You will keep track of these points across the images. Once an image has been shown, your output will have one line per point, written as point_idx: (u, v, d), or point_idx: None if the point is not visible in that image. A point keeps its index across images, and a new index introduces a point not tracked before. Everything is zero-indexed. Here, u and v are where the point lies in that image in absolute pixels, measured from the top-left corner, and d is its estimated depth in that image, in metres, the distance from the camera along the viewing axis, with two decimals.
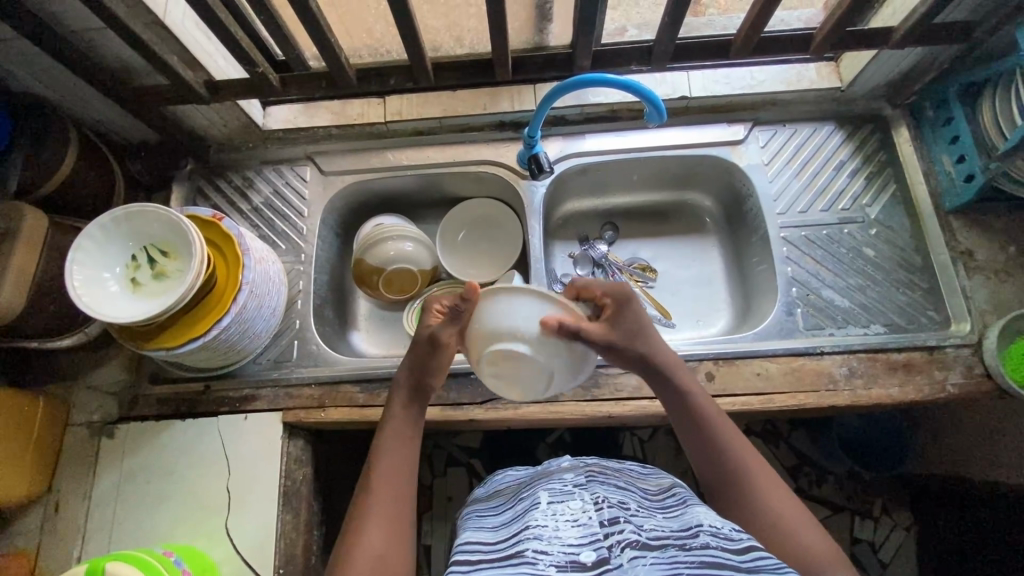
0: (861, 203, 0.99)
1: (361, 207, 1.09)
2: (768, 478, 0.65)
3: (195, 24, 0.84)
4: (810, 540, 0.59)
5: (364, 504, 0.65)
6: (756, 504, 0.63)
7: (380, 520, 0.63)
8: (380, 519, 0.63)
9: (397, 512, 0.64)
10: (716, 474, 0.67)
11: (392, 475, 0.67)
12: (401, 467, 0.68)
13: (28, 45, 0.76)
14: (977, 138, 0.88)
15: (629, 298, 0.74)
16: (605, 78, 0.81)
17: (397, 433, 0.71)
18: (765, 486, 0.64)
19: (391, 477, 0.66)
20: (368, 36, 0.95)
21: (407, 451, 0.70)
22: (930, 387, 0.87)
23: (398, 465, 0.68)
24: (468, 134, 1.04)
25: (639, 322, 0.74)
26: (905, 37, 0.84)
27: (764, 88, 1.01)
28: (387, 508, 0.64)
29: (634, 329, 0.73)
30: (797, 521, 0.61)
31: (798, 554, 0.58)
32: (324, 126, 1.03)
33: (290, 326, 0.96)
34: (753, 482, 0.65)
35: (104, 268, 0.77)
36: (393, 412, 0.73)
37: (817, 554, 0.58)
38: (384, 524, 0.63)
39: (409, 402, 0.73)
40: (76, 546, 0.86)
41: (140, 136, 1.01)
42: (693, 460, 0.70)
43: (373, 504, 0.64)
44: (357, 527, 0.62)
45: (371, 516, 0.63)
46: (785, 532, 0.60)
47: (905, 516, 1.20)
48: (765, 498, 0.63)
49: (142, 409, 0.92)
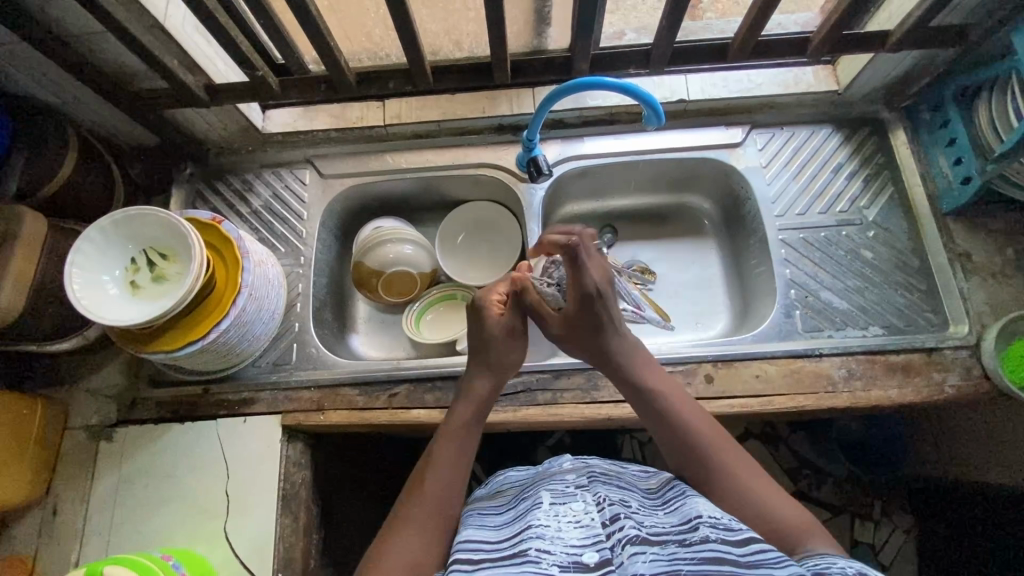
0: (858, 206, 0.99)
1: (361, 210, 1.10)
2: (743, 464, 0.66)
3: (196, 29, 0.85)
4: (790, 514, 0.61)
5: (405, 508, 0.64)
6: (732, 487, 0.64)
7: (419, 527, 0.62)
8: (419, 525, 0.62)
9: (437, 519, 0.63)
10: (687, 460, 0.67)
11: (440, 482, 0.65)
12: (449, 487, 0.66)
13: (28, 48, 0.76)
14: (973, 141, 0.89)
15: (593, 296, 0.74)
16: (604, 82, 0.81)
17: (450, 448, 0.69)
18: (738, 466, 0.65)
19: (438, 483, 0.65)
20: (367, 40, 0.96)
21: (461, 458, 0.68)
22: (929, 389, 0.87)
23: (445, 483, 0.66)
24: (467, 137, 1.04)
25: (599, 320, 0.75)
26: (901, 41, 0.84)
27: (762, 91, 1.02)
28: (427, 515, 0.63)
29: (591, 328, 0.75)
30: (773, 497, 0.63)
31: (781, 530, 0.60)
32: (324, 129, 1.03)
33: (289, 329, 0.96)
34: (725, 463, 0.65)
35: (104, 271, 0.77)
36: (450, 424, 0.72)
37: (796, 526, 0.60)
38: (421, 530, 0.62)
39: (473, 411, 0.73)
40: (74, 550, 0.86)
41: (140, 139, 1.01)
42: (663, 450, 0.70)
43: (415, 509, 0.63)
44: (395, 529, 0.62)
45: (411, 521, 0.62)
46: (764, 510, 0.61)
47: (905, 519, 1.21)
48: (740, 478, 0.64)
49: (141, 412, 0.92)
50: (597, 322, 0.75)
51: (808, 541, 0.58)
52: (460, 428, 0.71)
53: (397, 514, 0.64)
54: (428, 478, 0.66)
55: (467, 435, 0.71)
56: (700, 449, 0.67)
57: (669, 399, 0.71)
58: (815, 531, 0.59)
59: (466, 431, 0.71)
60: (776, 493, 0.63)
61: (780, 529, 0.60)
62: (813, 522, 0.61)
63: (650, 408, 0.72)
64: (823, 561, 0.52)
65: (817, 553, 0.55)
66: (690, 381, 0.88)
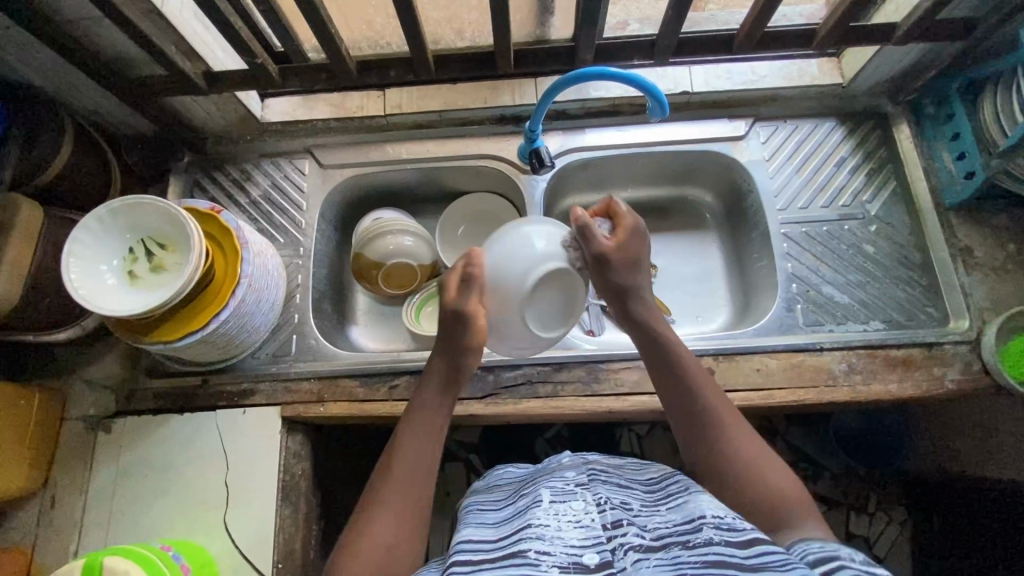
0: (861, 200, 0.99)
1: (360, 201, 1.09)
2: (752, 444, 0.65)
3: (194, 14, 0.83)
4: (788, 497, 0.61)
5: (379, 492, 0.64)
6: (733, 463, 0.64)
7: (392, 512, 0.62)
8: (392, 508, 0.62)
9: (411, 500, 0.64)
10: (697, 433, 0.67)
11: (409, 465, 0.65)
12: (419, 472, 0.65)
13: (22, 33, 0.75)
14: (977, 135, 0.88)
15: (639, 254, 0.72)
16: (610, 71, 0.80)
17: (417, 434, 0.68)
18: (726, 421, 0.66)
19: (405, 466, 0.65)
20: (367, 28, 0.99)
21: (430, 441, 0.68)
22: (928, 383, 0.87)
23: (416, 469, 0.65)
24: (468, 127, 1.03)
25: (638, 258, 0.72)
26: (908, 33, 0.84)
27: (764, 84, 1.00)
28: (401, 502, 0.63)
29: (632, 259, 0.72)
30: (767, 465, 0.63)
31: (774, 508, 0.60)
32: (323, 119, 1.02)
33: (288, 320, 0.95)
34: (721, 418, 0.67)
35: (101, 261, 0.76)
36: (417, 407, 0.70)
37: (792, 502, 0.60)
38: (391, 514, 0.62)
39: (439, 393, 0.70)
40: (73, 539, 0.86)
41: (138, 127, 0.99)
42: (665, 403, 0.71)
43: (386, 494, 0.63)
44: (368, 515, 0.62)
45: (384, 508, 0.62)
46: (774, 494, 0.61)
47: (899, 512, 1.22)
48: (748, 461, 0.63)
49: (139, 403, 0.91)
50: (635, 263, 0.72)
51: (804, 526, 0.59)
52: (421, 413, 0.69)
53: (370, 497, 0.64)
54: (397, 462, 0.66)
55: (438, 413, 0.70)
56: (704, 415, 0.67)
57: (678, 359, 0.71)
58: (807, 510, 0.60)
59: (428, 410, 0.70)
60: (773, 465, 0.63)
61: (778, 508, 0.60)
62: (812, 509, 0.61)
63: (657, 363, 0.72)
64: (828, 546, 0.53)
65: (805, 539, 0.56)
66: None
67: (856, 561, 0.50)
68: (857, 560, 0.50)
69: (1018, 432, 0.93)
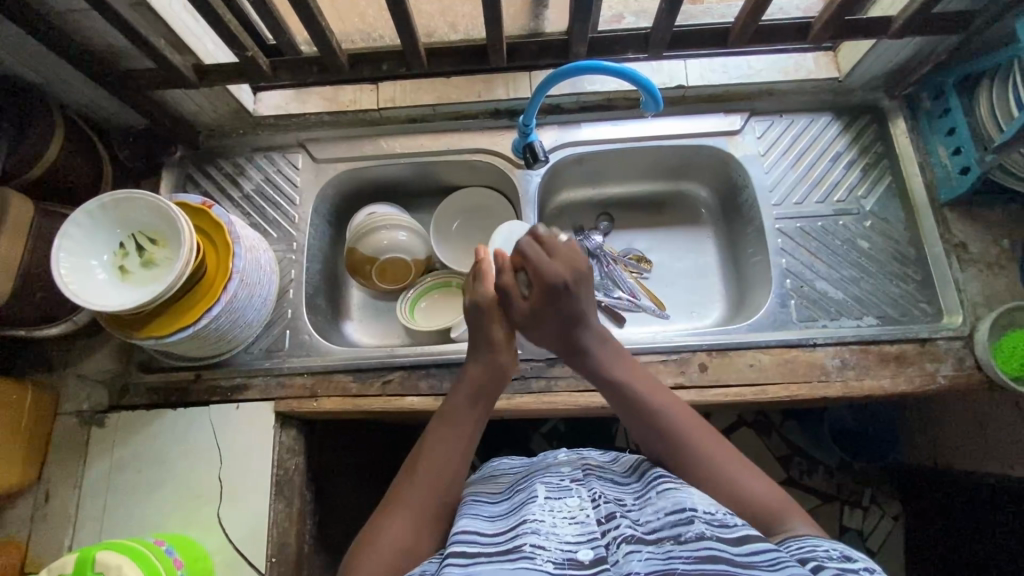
0: (856, 195, 0.99)
1: (355, 195, 1.08)
2: (730, 465, 0.64)
3: (182, 6, 0.82)
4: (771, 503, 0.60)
5: (403, 486, 0.64)
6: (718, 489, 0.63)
7: (414, 508, 0.62)
8: (414, 506, 0.62)
9: (434, 498, 0.63)
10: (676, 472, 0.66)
11: (438, 462, 0.65)
12: (450, 469, 0.65)
13: (8, 26, 0.74)
14: (973, 130, 0.88)
15: (566, 319, 0.72)
16: (602, 65, 0.79)
17: (448, 431, 0.68)
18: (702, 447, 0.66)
19: (435, 464, 0.65)
20: (360, 20, 0.98)
21: (461, 439, 0.67)
22: (921, 378, 0.87)
23: (445, 466, 0.65)
24: (463, 121, 1.03)
25: (565, 314, 0.71)
26: (905, 26, 0.83)
27: (761, 78, 1.00)
28: (423, 499, 0.63)
29: (562, 317, 0.72)
30: (748, 480, 0.63)
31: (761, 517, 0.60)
32: (316, 112, 1.02)
33: (281, 316, 0.95)
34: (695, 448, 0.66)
35: (91, 255, 0.76)
36: (452, 404, 0.70)
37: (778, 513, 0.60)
38: (415, 510, 0.62)
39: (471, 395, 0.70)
40: (67, 534, 0.86)
41: (128, 121, 0.98)
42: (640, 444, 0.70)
43: (413, 490, 0.64)
44: (389, 512, 0.62)
45: (405, 503, 0.62)
46: (739, 491, 0.62)
47: (893, 506, 1.23)
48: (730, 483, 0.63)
49: (132, 398, 0.91)
50: (556, 319, 0.72)
51: (789, 518, 0.58)
52: (454, 416, 0.69)
53: (395, 492, 0.65)
54: (426, 457, 0.66)
55: (468, 416, 0.69)
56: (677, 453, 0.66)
57: (636, 388, 0.70)
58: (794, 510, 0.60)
59: (463, 417, 0.69)
60: (755, 479, 0.63)
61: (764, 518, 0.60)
62: (784, 492, 0.62)
63: (616, 397, 0.72)
64: (807, 545, 0.53)
65: (797, 536, 0.55)
66: (684, 370, 0.88)
67: (833, 557, 0.50)
68: (831, 557, 0.50)
69: (1010, 428, 0.93)
